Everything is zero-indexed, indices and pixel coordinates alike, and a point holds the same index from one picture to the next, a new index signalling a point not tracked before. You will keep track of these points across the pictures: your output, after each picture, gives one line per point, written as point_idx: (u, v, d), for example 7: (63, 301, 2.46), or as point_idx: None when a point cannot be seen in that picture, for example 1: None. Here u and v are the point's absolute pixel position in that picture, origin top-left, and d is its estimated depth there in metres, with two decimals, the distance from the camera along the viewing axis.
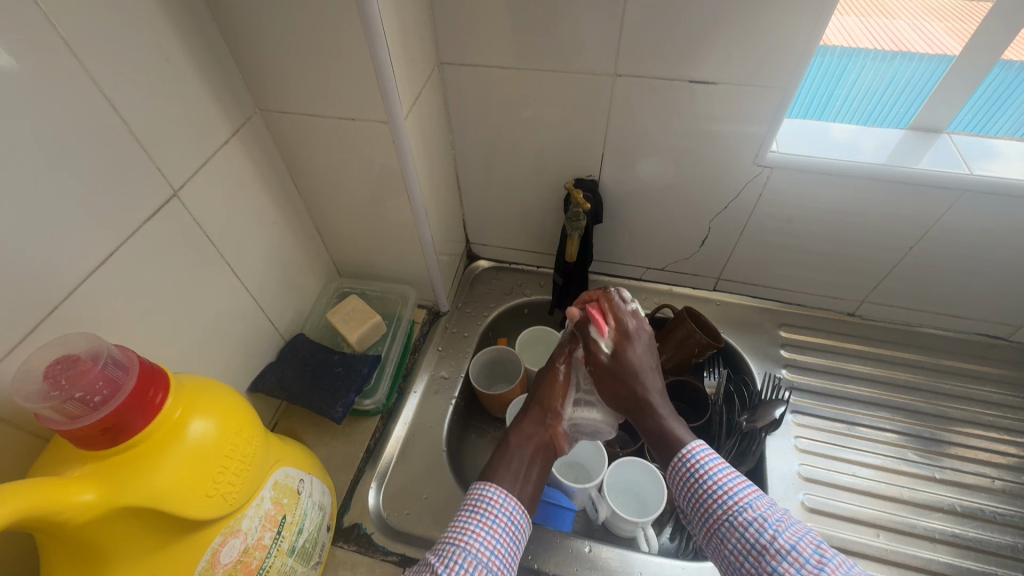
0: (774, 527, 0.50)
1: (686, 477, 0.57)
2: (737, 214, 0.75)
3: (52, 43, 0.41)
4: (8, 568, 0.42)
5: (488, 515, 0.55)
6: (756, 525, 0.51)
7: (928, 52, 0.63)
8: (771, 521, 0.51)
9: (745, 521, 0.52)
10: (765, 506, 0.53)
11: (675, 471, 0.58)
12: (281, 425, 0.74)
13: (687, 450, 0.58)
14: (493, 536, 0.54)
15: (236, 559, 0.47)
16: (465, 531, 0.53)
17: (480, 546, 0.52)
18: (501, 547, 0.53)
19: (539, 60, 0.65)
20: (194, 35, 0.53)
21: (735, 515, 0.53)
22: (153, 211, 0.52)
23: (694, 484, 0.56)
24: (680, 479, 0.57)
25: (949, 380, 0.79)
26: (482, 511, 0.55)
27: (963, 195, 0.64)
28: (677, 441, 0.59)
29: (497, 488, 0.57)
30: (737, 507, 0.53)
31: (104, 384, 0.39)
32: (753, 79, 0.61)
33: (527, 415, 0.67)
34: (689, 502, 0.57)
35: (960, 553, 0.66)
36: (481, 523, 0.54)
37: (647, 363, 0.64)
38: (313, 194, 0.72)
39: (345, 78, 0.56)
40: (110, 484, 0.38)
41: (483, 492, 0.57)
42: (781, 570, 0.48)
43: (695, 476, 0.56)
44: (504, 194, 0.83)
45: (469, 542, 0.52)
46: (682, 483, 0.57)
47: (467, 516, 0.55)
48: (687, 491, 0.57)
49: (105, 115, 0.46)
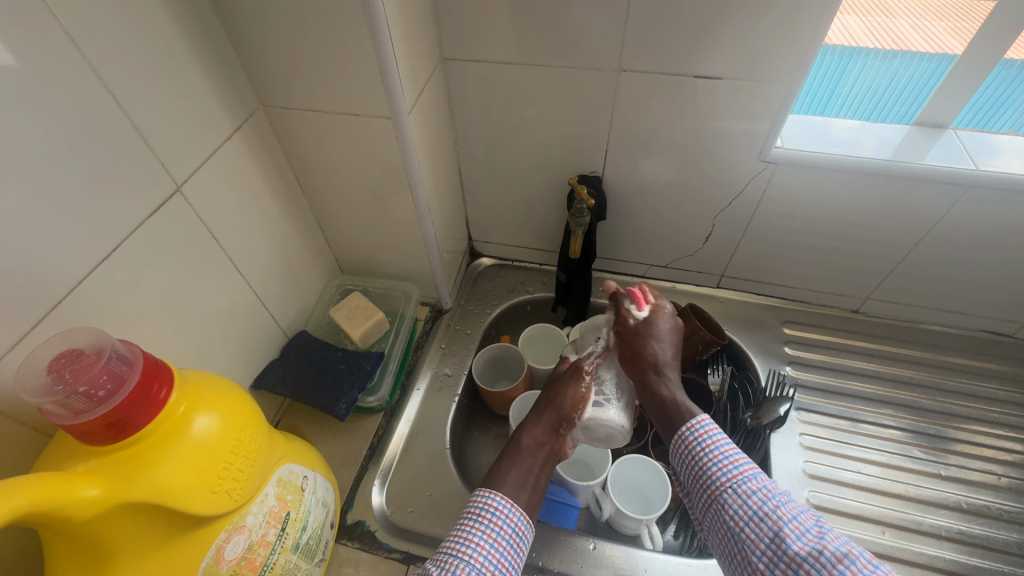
0: (777, 498, 0.51)
1: (691, 445, 0.57)
2: (741, 211, 0.75)
3: (55, 36, 0.40)
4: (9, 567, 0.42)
5: (492, 526, 0.54)
6: (761, 494, 0.51)
7: (928, 51, 0.63)
8: (774, 493, 0.51)
9: (749, 490, 0.52)
10: (768, 479, 0.53)
11: (681, 439, 0.58)
12: (284, 422, 0.74)
13: (696, 421, 0.58)
14: (496, 546, 0.53)
15: (241, 556, 0.47)
16: (466, 544, 0.52)
17: (482, 558, 0.52)
18: (505, 558, 0.53)
19: (543, 55, 0.64)
20: (197, 30, 0.52)
21: (739, 484, 0.53)
22: (156, 206, 0.51)
23: (698, 453, 0.56)
24: (685, 447, 0.57)
25: (953, 377, 0.79)
26: (485, 521, 0.55)
27: (968, 191, 0.64)
28: (688, 412, 0.60)
29: (502, 499, 0.56)
30: (740, 477, 0.53)
31: (108, 378, 0.39)
32: (758, 74, 0.60)
33: (535, 421, 0.66)
34: (691, 470, 0.57)
35: (966, 550, 0.65)
36: (484, 534, 0.54)
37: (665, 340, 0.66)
38: (315, 191, 0.72)
39: (348, 73, 0.56)
40: (115, 480, 0.37)
41: (488, 500, 0.56)
42: (782, 535, 0.48)
43: (700, 446, 0.56)
44: (507, 191, 0.83)
45: (471, 555, 0.52)
46: (686, 450, 0.57)
47: (469, 525, 0.54)
48: (691, 460, 0.57)
49: (107, 109, 0.45)
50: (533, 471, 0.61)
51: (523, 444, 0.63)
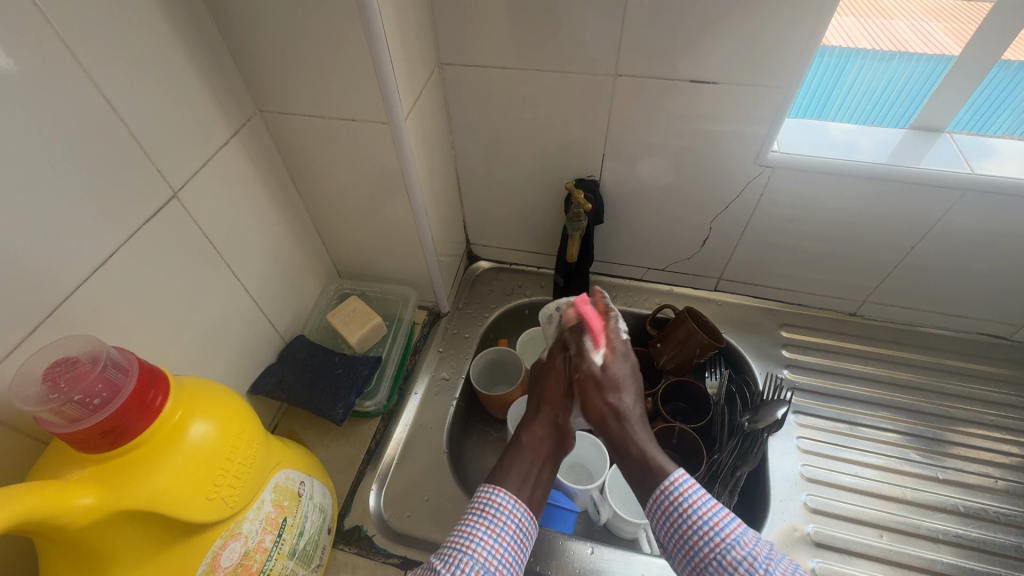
0: (764, 566, 0.49)
1: (669, 511, 0.54)
2: (738, 214, 0.75)
3: (51, 43, 0.40)
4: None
5: (496, 521, 0.55)
6: (745, 565, 0.49)
7: (925, 52, 0.63)
8: (760, 560, 0.50)
9: (734, 560, 0.50)
10: (750, 542, 0.51)
11: (657, 506, 0.56)
12: (281, 427, 0.74)
13: (670, 482, 0.56)
14: (499, 542, 0.54)
15: (237, 562, 0.47)
16: (470, 539, 0.53)
17: (486, 553, 0.52)
18: (508, 555, 0.54)
19: (540, 60, 0.65)
20: (193, 36, 0.53)
21: (723, 554, 0.50)
22: (152, 212, 0.51)
23: (676, 519, 0.54)
24: (661, 514, 0.55)
25: (950, 380, 0.79)
26: (490, 517, 0.55)
27: (964, 194, 0.64)
28: (660, 470, 0.57)
29: (505, 495, 0.57)
30: (724, 545, 0.51)
31: (104, 386, 0.39)
32: (754, 79, 0.61)
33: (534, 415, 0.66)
34: (671, 538, 0.54)
35: (963, 553, 0.65)
36: (489, 529, 0.54)
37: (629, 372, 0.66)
38: (312, 196, 0.72)
39: (345, 79, 0.56)
40: (110, 488, 0.37)
41: (494, 496, 0.57)
42: None
43: (678, 511, 0.54)
44: (504, 195, 0.83)
45: (475, 549, 0.52)
46: (663, 518, 0.55)
47: (474, 520, 0.55)
48: (670, 526, 0.54)
49: (103, 115, 0.45)
50: (535, 470, 0.61)
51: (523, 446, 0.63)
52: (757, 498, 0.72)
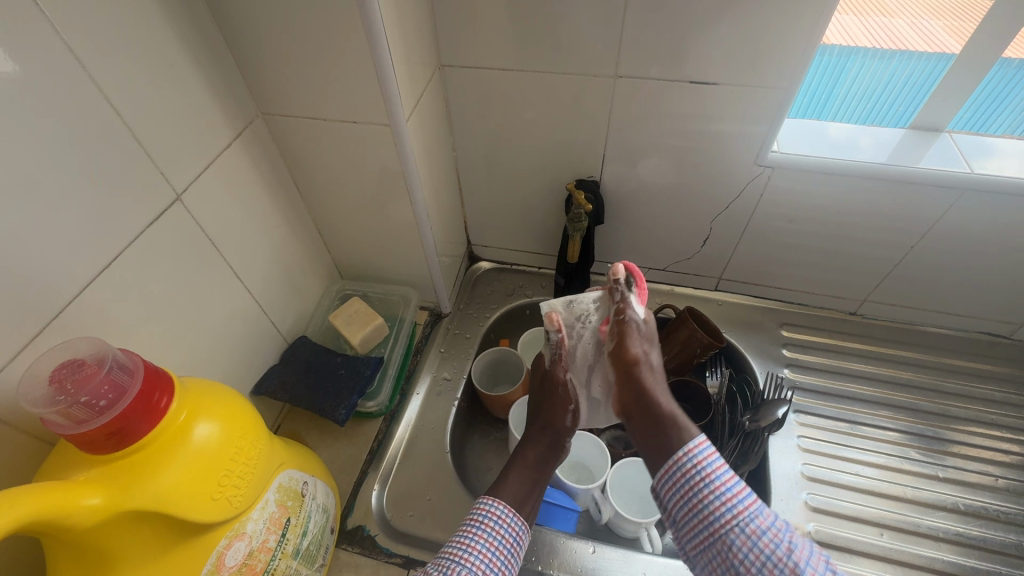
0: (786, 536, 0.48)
1: (689, 475, 0.52)
2: (738, 214, 0.75)
3: (55, 48, 0.41)
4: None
5: (496, 535, 0.55)
6: (768, 535, 0.48)
7: (925, 51, 0.63)
8: (781, 531, 0.48)
9: (758, 530, 0.48)
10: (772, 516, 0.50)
11: (674, 469, 0.53)
12: (284, 427, 0.74)
13: (693, 446, 0.53)
14: (498, 554, 0.54)
15: (242, 562, 0.47)
16: (469, 551, 0.53)
17: (486, 566, 0.53)
18: (506, 565, 0.54)
19: (540, 61, 0.65)
20: (195, 39, 0.53)
21: (746, 523, 0.49)
22: (156, 214, 0.52)
23: (695, 483, 0.52)
24: (679, 478, 0.52)
25: (951, 379, 0.79)
26: (489, 530, 0.55)
27: (964, 194, 0.64)
28: (683, 434, 0.55)
29: (504, 508, 0.57)
30: (747, 514, 0.49)
31: (109, 388, 0.39)
32: (753, 79, 0.61)
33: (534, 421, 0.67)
34: (685, 506, 0.52)
35: (964, 552, 0.66)
36: (487, 543, 0.55)
37: (650, 344, 0.63)
38: (314, 197, 0.73)
39: (347, 81, 0.56)
40: (115, 489, 0.38)
41: (494, 510, 0.57)
42: None
43: (700, 476, 0.52)
44: (505, 195, 0.83)
45: (475, 562, 0.53)
46: (681, 482, 0.52)
47: (473, 532, 0.55)
48: (688, 492, 0.52)
49: (107, 119, 0.46)
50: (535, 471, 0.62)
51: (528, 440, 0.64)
52: (757, 497, 0.72)
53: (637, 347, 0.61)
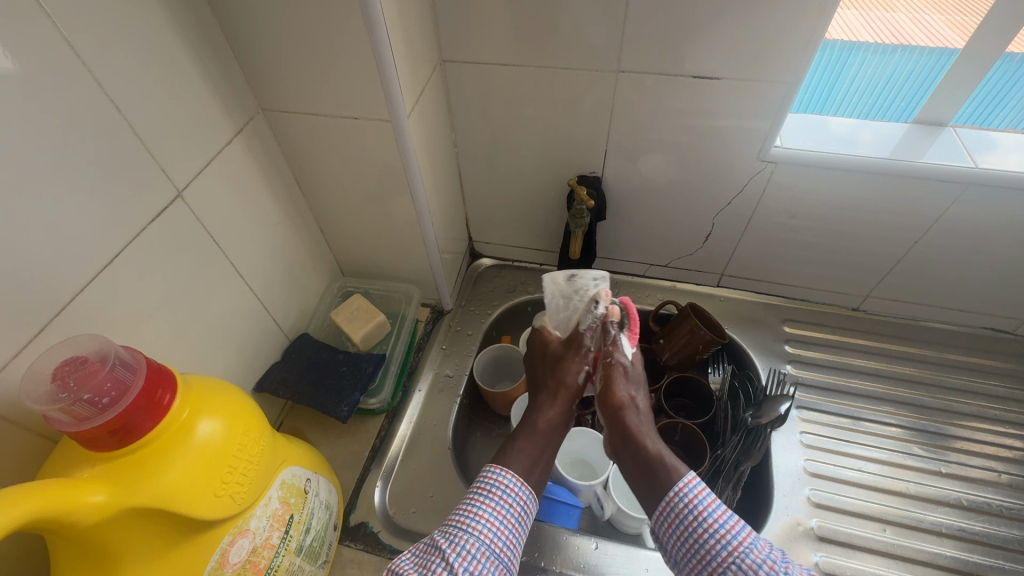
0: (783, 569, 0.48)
1: (683, 513, 0.53)
2: (741, 210, 0.75)
3: (55, 44, 0.40)
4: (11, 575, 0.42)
5: (504, 503, 0.55)
6: (765, 567, 0.48)
7: (928, 45, 0.63)
8: (779, 564, 0.49)
9: (754, 563, 0.49)
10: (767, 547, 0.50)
11: (668, 509, 0.54)
12: (287, 424, 0.74)
13: (684, 484, 0.54)
14: (504, 524, 0.54)
15: (245, 559, 0.47)
16: (476, 519, 0.53)
17: (492, 535, 0.52)
18: (512, 536, 0.54)
19: (542, 56, 0.64)
20: (195, 35, 0.52)
21: (742, 557, 0.49)
22: (157, 212, 0.51)
23: (690, 523, 0.52)
24: (673, 518, 0.53)
25: (953, 374, 0.79)
26: (496, 498, 0.55)
27: (968, 188, 0.63)
28: (673, 471, 0.55)
29: (508, 474, 0.56)
30: (743, 548, 0.50)
31: (112, 385, 0.39)
32: (756, 74, 0.60)
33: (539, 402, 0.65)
34: (682, 545, 0.53)
35: (967, 547, 0.66)
36: (495, 510, 0.54)
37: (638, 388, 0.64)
38: (315, 194, 0.72)
39: (348, 78, 0.56)
40: (119, 485, 0.38)
41: (501, 478, 0.56)
42: None
43: (693, 514, 0.52)
44: (507, 192, 0.83)
45: (481, 530, 0.52)
46: (675, 521, 0.53)
47: (481, 500, 0.54)
48: (683, 529, 0.53)
49: (107, 115, 0.45)
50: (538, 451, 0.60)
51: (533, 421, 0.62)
52: (760, 493, 0.72)
53: (623, 390, 0.63)
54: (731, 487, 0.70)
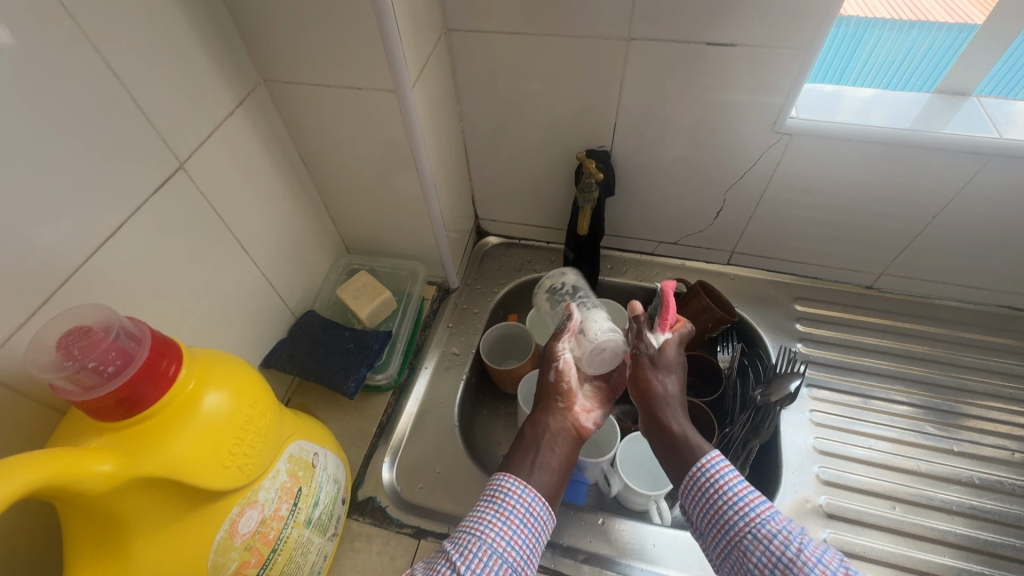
0: (799, 540, 0.47)
1: (703, 486, 0.53)
2: (753, 186, 0.73)
3: (50, 8, 0.39)
4: (10, 546, 0.41)
5: (509, 508, 0.52)
6: (780, 538, 0.48)
7: (947, 21, 0.61)
8: (796, 534, 0.47)
9: (769, 534, 0.48)
10: (786, 519, 0.49)
11: (691, 484, 0.55)
12: (294, 401, 0.74)
13: (706, 459, 0.54)
14: (509, 527, 0.51)
15: (254, 530, 0.47)
16: (479, 523, 0.51)
17: (494, 537, 0.50)
18: (518, 541, 0.50)
19: (550, 25, 0.62)
20: (193, 0, 0.51)
21: (758, 527, 0.49)
22: (160, 185, 0.51)
23: (712, 495, 0.53)
24: (696, 491, 0.54)
25: (968, 353, 0.78)
26: (499, 501, 0.53)
27: (992, 160, 0.61)
28: (697, 448, 0.56)
29: (512, 479, 0.54)
30: (759, 519, 0.49)
31: (117, 354, 0.39)
32: (773, 41, 0.58)
33: (539, 407, 0.62)
34: (706, 515, 0.53)
35: (977, 525, 0.65)
36: (498, 514, 0.52)
37: (672, 372, 0.61)
38: (320, 169, 0.71)
39: (350, 45, 0.55)
40: (127, 456, 0.38)
41: (501, 483, 0.54)
42: None
43: (713, 488, 0.53)
44: (513, 167, 0.82)
45: (483, 532, 0.50)
46: (697, 494, 0.54)
47: (482, 508, 0.53)
48: (703, 501, 0.53)
49: (105, 82, 0.44)
50: (554, 452, 0.58)
51: (546, 420, 0.60)
52: (768, 471, 0.72)
53: (655, 376, 0.61)
54: (738, 463, 0.70)
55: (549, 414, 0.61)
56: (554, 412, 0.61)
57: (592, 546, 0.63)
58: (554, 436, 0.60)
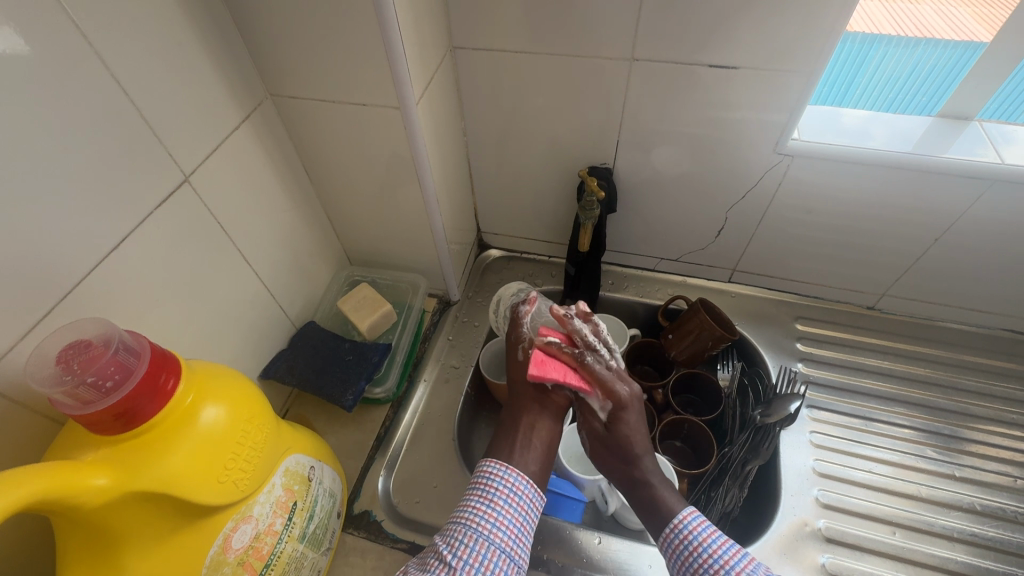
0: None
1: (679, 546, 0.53)
2: (755, 204, 0.73)
3: (63, 26, 0.40)
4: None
5: (495, 492, 0.55)
6: None
7: (953, 39, 0.61)
8: None
9: None
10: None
11: (668, 542, 0.54)
12: (292, 412, 0.74)
13: (679, 520, 0.55)
14: (499, 512, 0.53)
15: (248, 544, 0.47)
16: (464, 509, 0.54)
17: (483, 521, 0.52)
18: (512, 525, 0.53)
19: (554, 44, 0.63)
20: (202, 17, 0.52)
21: None
22: (165, 197, 0.51)
23: (688, 554, 0.52)
24: (672, 550, 0.54)
25: (970, 376, 0.77)
26: (483, 489, 0.55)
27: (994, 185, 0.61)
28: (669, 508, 0.56)
29: (498, 465, 0.57)
30: None
31: (116, 369, 0.39)
32: (775, 64, 0.58)
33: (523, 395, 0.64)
34: (682, 573, 0.52)
35: (980, 553, 0.64)
36: (483, 499, 0.54)
37: (634, 445, 0.60)
38: (324, 182, 0.72)
39: (356, 63, 0.55)
40: (124, 470, 0.38)
41: (485, 469, 0.57)
42: None
43: (689, 547, 0.53)
44: (516, 182, 0.82)
45: (474, 519, 0.52)
46: (674, 553, 0.53)
47: (467, 496, 0.55)
48: (680, 562, 0.53)
49: (113, 97, 0.45)
50: (536, 431, 0.61)
51: (524, 405, 0.63)
52: (766, 493, 0.71)
53: (623, 450, 0.60)
54: (736, 486, 0.69)
55: (526, 398, 0.63)
56: (533, 393, 0.63)
57: (587, 565, 0.62)
58: (532, 417, 0.62)
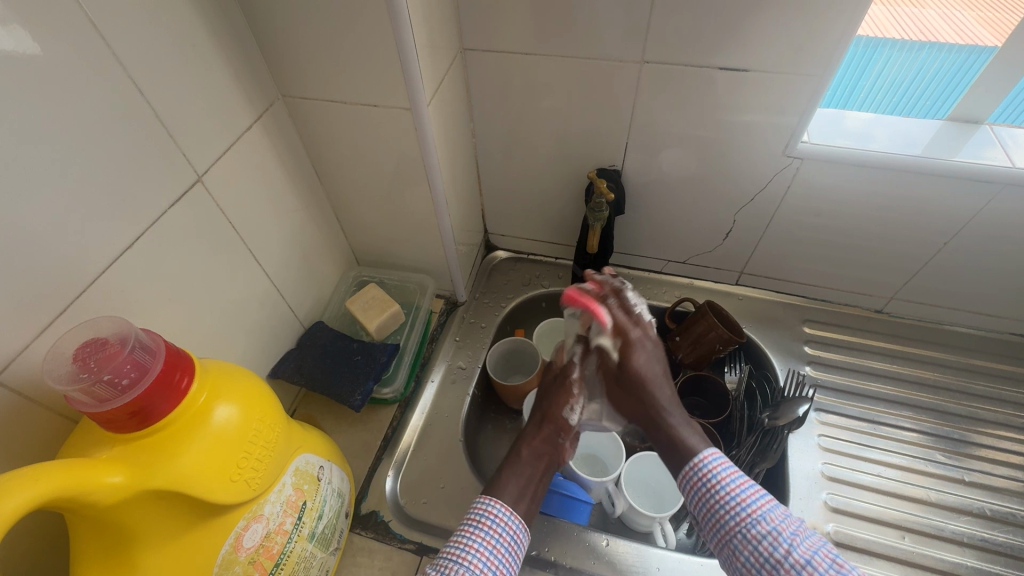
0: (789, 542, 0.47)
1: (698, 486, 0.53)
2: (764, 207, 0.73)
3: (81, 26, 0.40)
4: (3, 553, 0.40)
5: (490, 533, 0.52)
6: (770, 539, 0.48)
7: (957, 42, 0.60)
8: (785, 535, 0.48)
9: (759, 534, 0.49)
10: (777, 518, 0.49)
11: (685, 479, 0.54)
12: (300, 411, 0.74)
13: (700, 458, 0.54)
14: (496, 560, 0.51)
15: (259, 543, 0.47)
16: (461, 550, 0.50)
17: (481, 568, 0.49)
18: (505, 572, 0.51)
19: (563, 46, 0.63)
20: (216, 18, 0.52)
21: (748, 527, 0.49)
22: (177, 197, 0.52)
23: (706, 494, 0.52)
24: (690, 487, 0.54)
25: (979, 380, 0.77)
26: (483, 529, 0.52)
27: (1004, 188, 0.61)
28: (692, 449, 0.55)
29: (500, 506, 0.54)
30: (749, 519, 0.50)
31: (132, 367, 0.39)
32: (785, 67, 0.59)
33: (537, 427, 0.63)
34: (699, 509, 0.53)
35: (989, 557, 0.64)
36: (482, 542, 0.51)
37: (658, 379, 0.60)
38: (333, 183, 0.72)
39: (368, 65, 0.56)
40: (138, 468, 0.38)
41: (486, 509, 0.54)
42: None
43: (707, 486, 0.52)
44: (524, 184, 0.82)
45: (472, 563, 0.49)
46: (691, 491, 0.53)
47: (464, 534, 0.52)
48: (698, 499, 0.53)
49: (129, 97, 0.45)
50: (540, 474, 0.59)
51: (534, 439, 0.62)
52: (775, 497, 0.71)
53: (647, 393, 0.60)
54: None
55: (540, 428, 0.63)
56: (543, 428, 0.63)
57: (595, 567, 0.62)
58: (539, 451, 0.61)
